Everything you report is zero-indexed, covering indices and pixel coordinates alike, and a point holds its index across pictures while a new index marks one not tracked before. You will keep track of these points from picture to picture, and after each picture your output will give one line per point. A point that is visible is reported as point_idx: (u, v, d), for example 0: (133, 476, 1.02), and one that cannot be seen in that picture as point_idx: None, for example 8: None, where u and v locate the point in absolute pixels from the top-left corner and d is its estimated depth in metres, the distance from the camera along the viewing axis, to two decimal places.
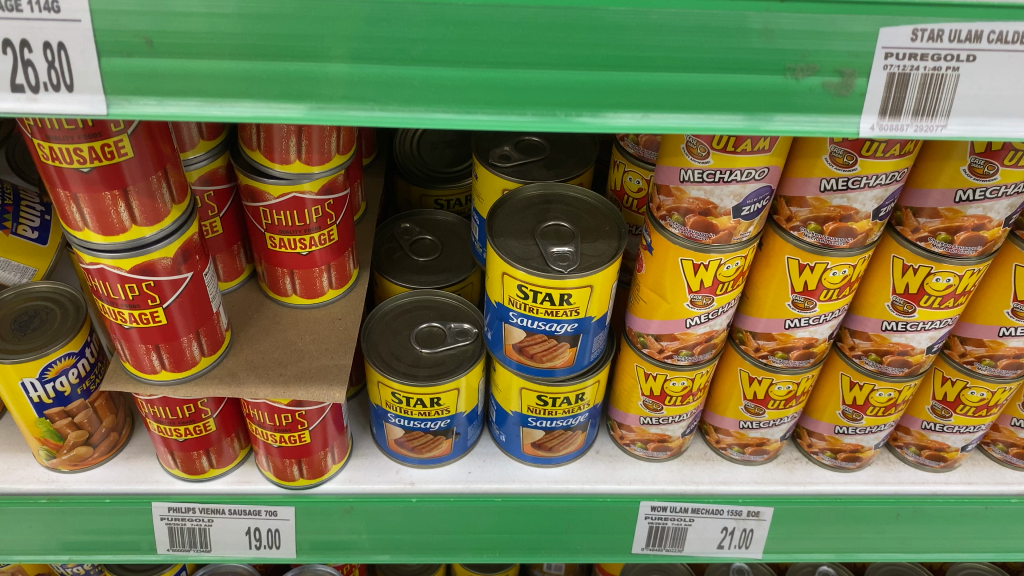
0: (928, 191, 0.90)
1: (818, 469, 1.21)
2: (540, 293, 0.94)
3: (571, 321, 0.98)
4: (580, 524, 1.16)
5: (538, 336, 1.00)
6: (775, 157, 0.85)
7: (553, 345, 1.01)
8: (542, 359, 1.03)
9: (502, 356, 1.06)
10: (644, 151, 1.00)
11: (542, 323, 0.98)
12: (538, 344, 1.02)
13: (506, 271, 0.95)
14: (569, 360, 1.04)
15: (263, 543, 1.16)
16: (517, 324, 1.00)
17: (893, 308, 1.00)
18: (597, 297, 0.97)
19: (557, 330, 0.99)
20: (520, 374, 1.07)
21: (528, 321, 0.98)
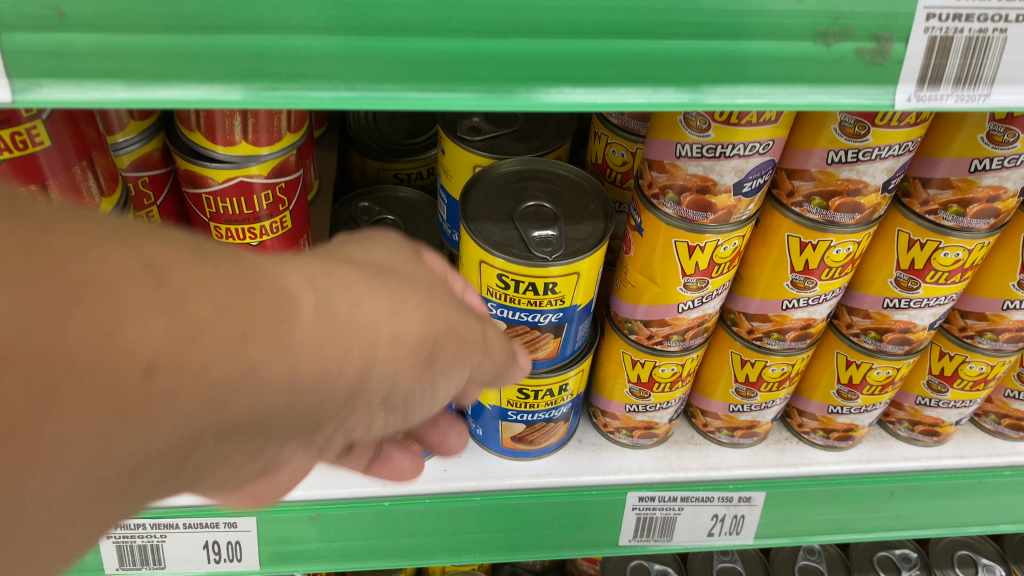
0: (939, 161, 0.83)
1: (809, 449, 1.15)
2: (520, 283, 0.85)
3: (557, 312, 0.89)
4: (564, 519, 1.10)
5: (522, 329, 0.91)
6: (780, 129, 0.77)
7: (538, 338, 0.93)
8: (523, 351, 0.95)
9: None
10: (629, 121, 0.91)
11: (526, 315, 0.89)
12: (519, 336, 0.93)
13: (482, 260, 0.86)
14: (551, 351, 0.96)
15: (222, 556, 1.08)
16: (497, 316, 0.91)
17: (896, 284, 0.93)
18: (583, 284, 0.88)
19: (542, 320, 0.90)
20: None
21: (509, 313, 0.89)
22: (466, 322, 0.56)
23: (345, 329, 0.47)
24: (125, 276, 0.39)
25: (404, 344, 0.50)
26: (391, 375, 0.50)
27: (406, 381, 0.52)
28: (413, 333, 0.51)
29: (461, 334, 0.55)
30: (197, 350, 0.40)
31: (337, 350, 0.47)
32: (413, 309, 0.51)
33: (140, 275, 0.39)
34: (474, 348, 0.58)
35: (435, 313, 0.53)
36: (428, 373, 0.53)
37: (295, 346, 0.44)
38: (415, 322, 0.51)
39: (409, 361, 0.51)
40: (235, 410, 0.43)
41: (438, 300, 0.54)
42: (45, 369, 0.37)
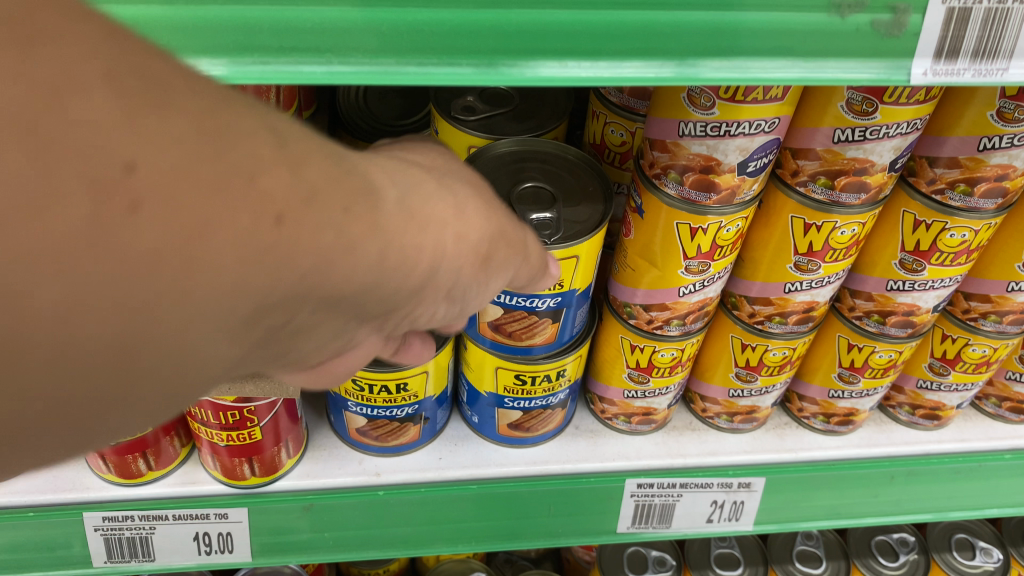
0: (947, 139, 0.81)
1: (809, 434, 1.14)
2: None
3: (555, 297, 0.88)
4: (563, 506, 1.08)
5: (518, 313, 0.90)
6: (785, 107, 0.75)
7: (535, 323, 0.91)
8: (520, 337, 0.93)
9: (475, 335, 0.96)
10: (629, 100, 0.89)
11: (522, 299, 0.88)
12: (516, 322, 0.91)
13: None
14: (549, 337, 0.94)
15: (213, 548, 1.05)
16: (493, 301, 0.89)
17: (901, 266, 0.91)
18: (581, 269, 0.87)
19: (539, 305, 0.89)
20: (496, 356, 0.97)
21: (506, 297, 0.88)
22: (518, 227, 0.59)
23: (423, 223, 0.48)
24: (250, 129, 0.38)
25: (477, 241, 0.53)
26: (464, 271, 0.53)
27: (469, 278, 0.53)
28: (482, 232, 0.54)
29: (513, 240, 0.58)
30: (332, 216, 0.41)
31: (418, 240, 0.47)
32: (479, 208, 0.54)
33: (262, 131, 0.39)
34: (521, 253, 0.61)
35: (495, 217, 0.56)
36: (488, 273, 0.56)
37: (386, 229, 0.45)
38: (483, 222, 0.54)
39: (476, 259, 0.54)
40: (350, 286, 0.44)
41: (494, 209, 0.56)
42: (213, 207, 0.35)
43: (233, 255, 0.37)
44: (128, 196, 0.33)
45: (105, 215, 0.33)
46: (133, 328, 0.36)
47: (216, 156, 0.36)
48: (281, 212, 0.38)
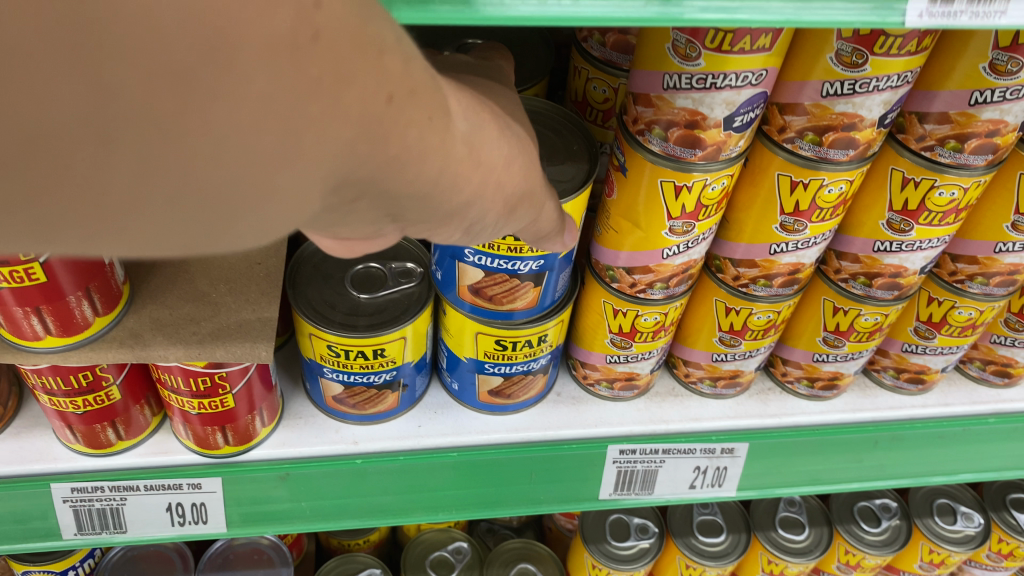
0: (938, 94, 0.79)
1: (792, 399, 1.13)
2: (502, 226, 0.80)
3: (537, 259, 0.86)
4: (544, 473, 1.06)
5: (500, 276, 0.88)
6: (773, 58, 0.73)
7: (517, 287, 0.89)
8: (501, 301, 0.91)
9: (453, 301, 0.93)
10: (611, 54, 0.86)
11: (504, 260, 0.85)
12: (497, 285, 0.89)
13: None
14: (531, 301, 0.92)
15: (187, 519, 1.03)
16: (474, 261, 0.86)
17: (888, 226, 0.90)
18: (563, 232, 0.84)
19: (521, 268, 0.86)
20: (477, 324, 0.94)
21: (488, 258, 0.85)
22: (545, 183, 0.62)
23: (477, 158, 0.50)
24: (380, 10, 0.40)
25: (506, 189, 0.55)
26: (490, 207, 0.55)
27: (492, 215, 0.56)
28: (512, 186, 0.56)
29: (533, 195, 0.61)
30: (431, 113, 0.44)
31: (467, 172, 0.50)
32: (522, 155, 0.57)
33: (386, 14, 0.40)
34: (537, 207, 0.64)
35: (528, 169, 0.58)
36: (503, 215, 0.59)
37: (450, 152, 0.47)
38: (521, 171, 0.56)
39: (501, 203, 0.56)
40: (417, 186, 0.47)
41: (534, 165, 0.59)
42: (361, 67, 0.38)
43: (361, 116, 0.39)
44: (312, 28, 0.35)
45: (294, 40, 0.34)
46: (245, 163, 0.37)
47: (372, 19, 0.38)
48: (401, 94, 0.41)
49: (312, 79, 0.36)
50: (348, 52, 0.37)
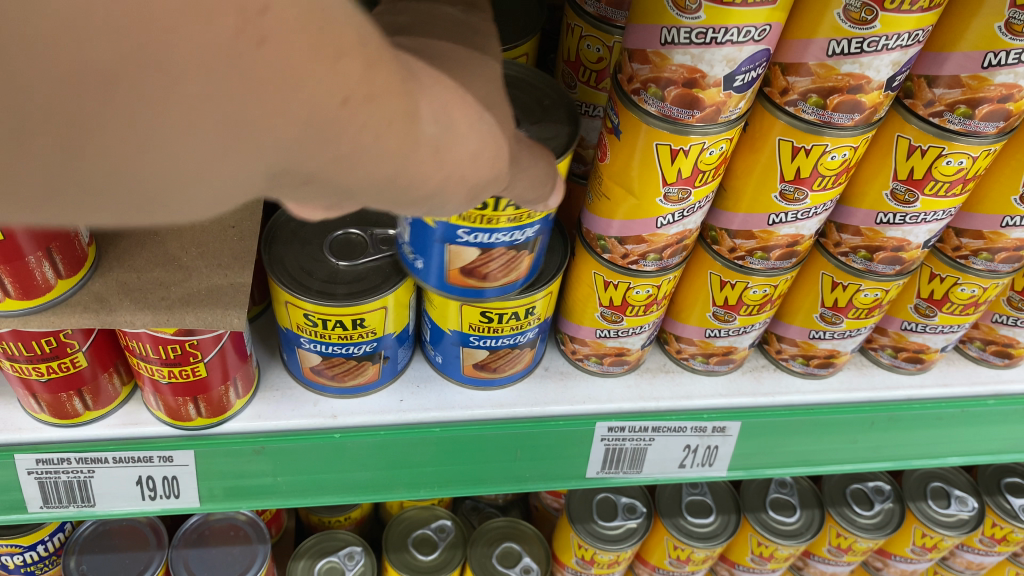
0: (949, 56, 0.75)
1: (787, 377, 1.09)
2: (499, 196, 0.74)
3: (533, 223, 0.81)
4: (530, 451, 1.03)
5: (496, 251, 0.82)
6: (777, 12, 0.69)
7: (516, 255, 0.84)
8: (500, 277, 0.86)
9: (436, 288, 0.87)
10: (606, 10, 0.82)
11: (499, 233, 0.79)
12: (498, 260, 0.84)
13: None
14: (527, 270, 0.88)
15: (158, 493, 0.99)
16: (464, 241, 0.80)
17: (892, 198, 0.86)
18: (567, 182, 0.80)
19: (514, 237, 0.81)
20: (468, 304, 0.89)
21: (480, 236, 0.79)
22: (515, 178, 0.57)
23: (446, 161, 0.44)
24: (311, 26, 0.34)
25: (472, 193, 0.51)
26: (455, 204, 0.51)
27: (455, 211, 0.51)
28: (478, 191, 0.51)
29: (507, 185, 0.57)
30: (372, 124, 0.38)
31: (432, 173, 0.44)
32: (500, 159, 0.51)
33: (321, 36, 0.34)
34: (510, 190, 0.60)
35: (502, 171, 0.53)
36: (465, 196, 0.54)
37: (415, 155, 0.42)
38: (506, 170, 0.51)
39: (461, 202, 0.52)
40: (375, 191, 0.42)
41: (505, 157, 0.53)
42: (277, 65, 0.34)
43: (306, 120, 0.36)
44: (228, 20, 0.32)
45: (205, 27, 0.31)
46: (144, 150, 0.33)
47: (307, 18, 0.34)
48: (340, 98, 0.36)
49: (255, 82, 0.33)
50: (282, 57, 0.33)
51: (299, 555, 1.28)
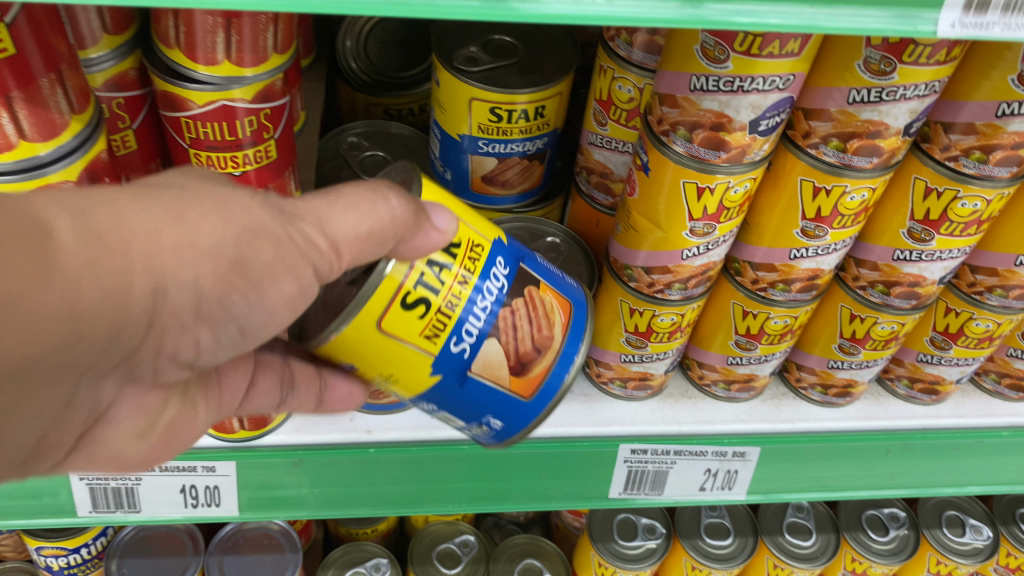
0: (965, 104, 0.79)
1: (806, 405, 1.12)
2: (405, 291, 0.69)
3: (497, 258, 0.74)
4: (555, 470, 1.07)
5: (503, 320, 0.74)
6: (801, 63, 0.73)
7: (531, 302, 0.76)
8: (542, 328, 0.77)
9: (527, 405, 0.79)
10: (639, 54, 0.87)
11: (478, 302, 0.72)
12: (517, 322, 0.75)
13: (357, 334, 0.70)
14: (558, 304, 0.79)
15: (200, 501, 1.04)
16: (472, 346, 0.73)
17: (908, 235, 0.90)
18: (472, 220, 0.74)
19: (501, 283, 0.74)
20: (556, 383, 0.80)
21: (470, 322, 0.72)
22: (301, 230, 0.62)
23: (108, 247, 0.53)
24: None
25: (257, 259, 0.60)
26: (256, 282, 0.61)
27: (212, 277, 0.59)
28: (266, 254, 0.60)
29: (331, 238, 0.63)
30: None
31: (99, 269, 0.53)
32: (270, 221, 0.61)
33: None
34: (358, 248, 0.64)
35: (285, 227, 0.61)
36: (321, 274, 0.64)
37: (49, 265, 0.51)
38: (228, 222, 0.58)
39: (271, 281, 0.62)
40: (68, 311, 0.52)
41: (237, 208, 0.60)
42: None
43: None
44: None
45: None
46: None
47: None
48: None
49: None
50: None
51: (328, 566, 1.32)
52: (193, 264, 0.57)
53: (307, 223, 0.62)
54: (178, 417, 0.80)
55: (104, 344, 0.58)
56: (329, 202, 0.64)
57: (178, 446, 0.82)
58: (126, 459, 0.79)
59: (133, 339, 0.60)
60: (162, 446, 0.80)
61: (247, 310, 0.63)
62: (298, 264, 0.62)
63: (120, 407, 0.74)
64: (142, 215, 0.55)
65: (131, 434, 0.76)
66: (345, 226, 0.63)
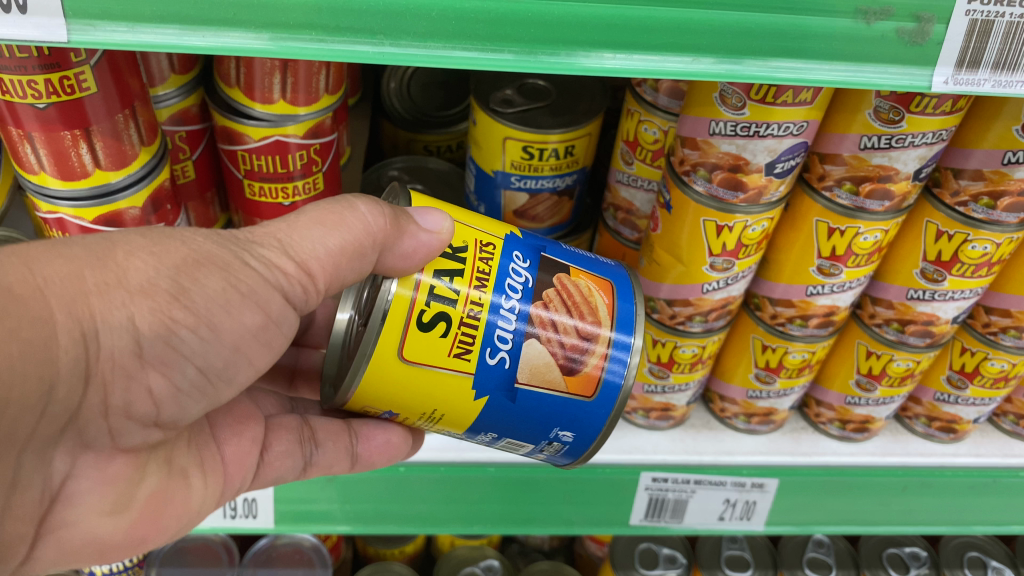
0: (973, 152, 0.83)
1: (824, 440, 1.15)
2: (419, 310, 0.69)
3: (512, 252, 0.74)
4: (577, 495, 1.10)
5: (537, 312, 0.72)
6: (814, 111, 0.79)
7: (564, 292, 0.74)
8: (585, 312, 0.75)
9: (593, 404, 0.75)
10: (664, 99, 0.92)
11: (503, 304, 0.71)
12: (554, 311, 0.73)
13: (382, 368, 0.71)
14: (599, 287, 0.76)
15: (238, 513, 1.10)
16: (511, 355, 0.72)
17: (922, 275, 0.94)
18: (474, 223, 0.75)
19: (524, 277, 0.73)
20: (620, 374, 0.75)
21: (498, 330, 0.71)
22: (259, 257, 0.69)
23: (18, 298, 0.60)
24: None
25: (198, 289, 0.66)
26: (206, 315, 0.67)
27: (142, 310, 0.64)
28: (212, 282, 0.67)
29: (298, 258, 0.70)
30: None
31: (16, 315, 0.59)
32: (221, 251, 0.68)
33: None
34: (330, 263, 0.71)
35: (237, 253, 0.69)
36: (289, 296, 0.71)
37: None
38: (156, 264, 0.65)
39: (225, 311, 0.68)
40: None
41: (174, 246, 0.66)
42: None
43: None
44: None
45: None
46: None
47: None
48: None
49: None
50: None
51: None
52: (125, 303, 0.64)
53: (268, 247, 0.70)
54: (165, 486, 0.81)
55: (41, 409, 0.64)
56: (294, 229, 0.71)
57: (166, 523, 0.82)
58: (106, 542, 0.79)
59: (75, 394, 0.66)
60: (149, 523, 0.81)
61: (201, 346, 0.68)
62: (257, 290, 0.69)
63: (79, 480, 0.74)
64: (57, 262, 0.62)
65: (103, 509, 0.76)
66: (312, 242, 0.71)
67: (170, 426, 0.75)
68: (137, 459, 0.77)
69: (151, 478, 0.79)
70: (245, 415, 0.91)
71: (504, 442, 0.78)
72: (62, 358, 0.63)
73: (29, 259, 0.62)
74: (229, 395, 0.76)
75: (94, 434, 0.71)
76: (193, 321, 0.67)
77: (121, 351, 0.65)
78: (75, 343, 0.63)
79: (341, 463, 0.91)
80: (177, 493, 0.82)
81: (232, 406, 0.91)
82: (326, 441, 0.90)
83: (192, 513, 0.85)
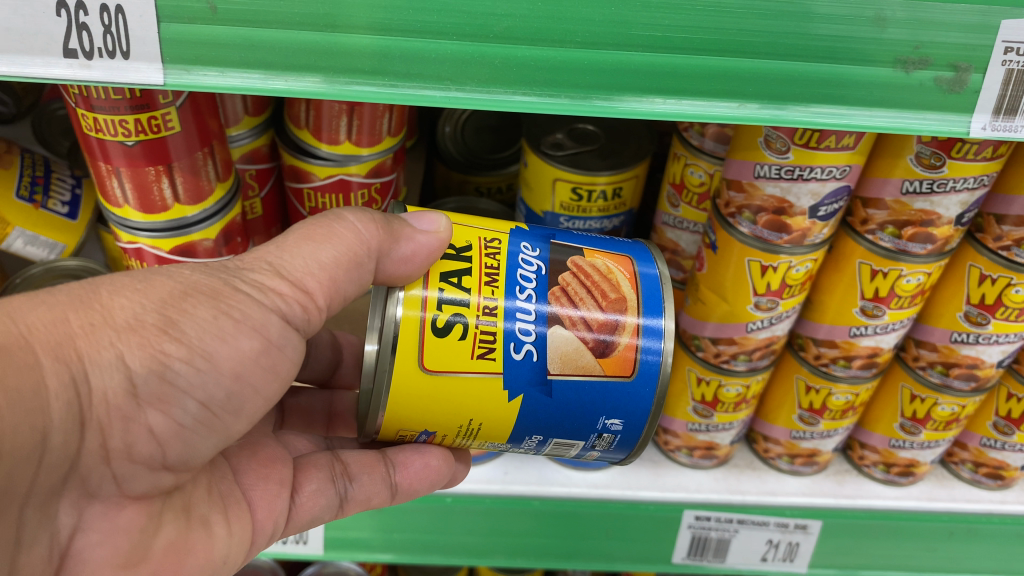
0: (1015, 198, 0.86)
1: (868, 483, 1.15)
2: (431, 321, 0.71)
3: (520, 243, 0.76)
4: (619, 531, 1.12)
5: (555, 299, 0.74)
6: (857, 156, 0.81)
7: (581, 273, 0.75)
8: (607, 291, 0.75)
9: (635, 384, 0.75)
10: (709, 143, 0.95)
11: (518, 298, 0.73)
12: (574, 295, 0.74)
13: (406, 383, 0.72)
14: (619, 266, 0.77)
15: (289, 538, 1.13)
16: (537, 347, 0.73)
17: (966, 319, 0.95)
18: (476, 224, 0.78)
19: (535, 266, 0.75)
20: (654, 350, 0.75)
21: (519, 323, 0.72)
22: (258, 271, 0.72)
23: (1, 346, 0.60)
24: None
25: (189, 319, 0.67)
26: (199, 345, 0.67)
27: (128, 344, 0.64)
28: (201, 310, 0.68)
29: (294, 277, 0.73)
30: None
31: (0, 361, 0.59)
32: (211, 280, 0.70)
33: None
34: (328, 276, 0.75)
35: (227, 281, 0.71)
36: (289, 317, 0.73)
37: None
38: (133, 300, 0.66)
39: (220, 338, 0.69)
40: None
41: (153, 283, 0.68)
42: None
43: None
44: None
45: None
46: None
47: None
48: None
49: None
50: None
51: None
52: (112, 341, 0.64)
53: (258, 271, 0.72)
54: (184, 537, 0.77)
55: (38, 460, 0.62)
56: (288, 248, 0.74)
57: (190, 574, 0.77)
58: None
59: (72, 442, 0.64)
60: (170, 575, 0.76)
61: (198, 376, 0.68)
62: (252, 314, 0.70)
63: (87, 535, 0.70)
64: (37, 310, 0.63)
65: (116, 564, 0.72)
66: (307, 258, 0.74)
67: (181, 468, 0.73)
68: (150, 506, 0.73)
69: (165, 526, 0.75)
70: (270, 459, 0.89)
71: (552, 445, 0.79)
72: (54, 404, 0.62)
73: (11, 310, 0.62)
74: (239, 427, 0.74)
75: (97, 482, 0.68)
76: (186, 351, 0.67)
77: (117, 392, 0.65)
78: (65, 386, 0.62)
79: (381, 495, 0.90)
80: (198, 542, 0.78)
81: (256, 449, 0.88)
82: (361, 475, 0.89)
83: (217, 564, 0.80)
